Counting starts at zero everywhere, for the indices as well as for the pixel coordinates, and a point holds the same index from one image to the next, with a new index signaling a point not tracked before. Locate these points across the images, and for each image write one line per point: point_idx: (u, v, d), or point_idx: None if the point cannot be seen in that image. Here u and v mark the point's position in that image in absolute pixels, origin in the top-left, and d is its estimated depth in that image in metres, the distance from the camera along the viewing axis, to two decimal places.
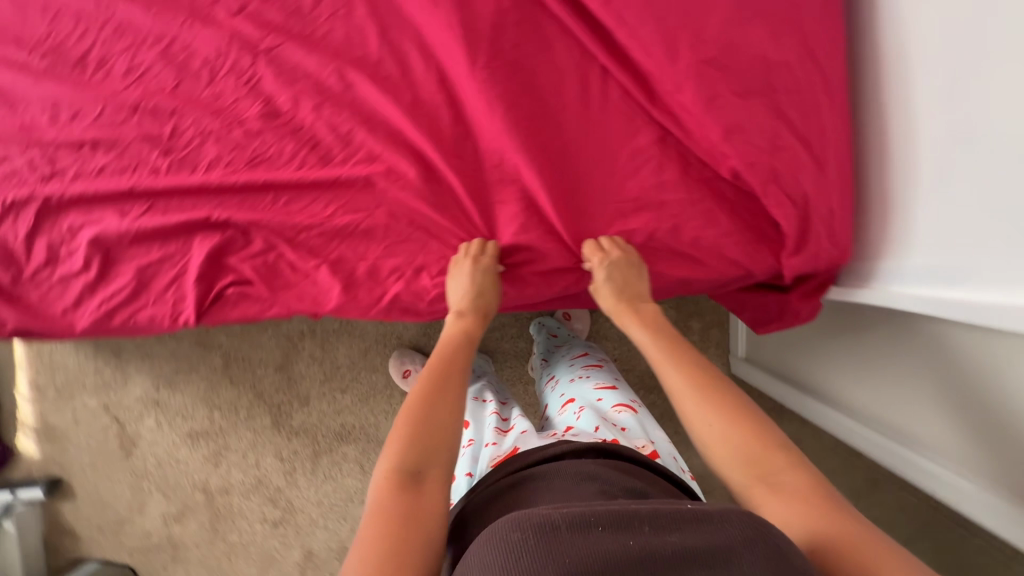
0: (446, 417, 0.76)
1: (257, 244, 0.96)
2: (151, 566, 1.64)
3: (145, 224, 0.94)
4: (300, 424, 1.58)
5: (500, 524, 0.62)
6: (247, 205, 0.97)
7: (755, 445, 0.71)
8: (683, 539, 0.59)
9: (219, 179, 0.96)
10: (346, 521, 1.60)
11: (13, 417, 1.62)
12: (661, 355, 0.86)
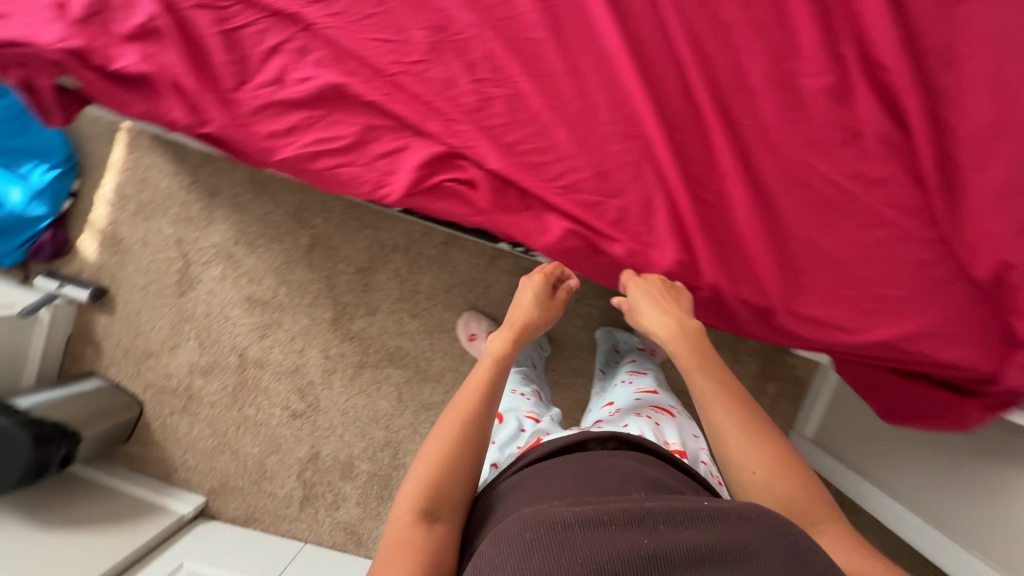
0: (466, 455, 0.75)
1: (417, 121, 0.74)
2: (159, 408, 1.61)
3: (306, 56, 0.77)
4: (357, 331, 1.56)
5: (510, 521, 0.56)
6: (420, 72, 0.75)
7: (798, 493, 0.60)
8: (698, 536, 0.54)
9: (401, 29, 0.75)
10: (363, 439, 1.58)
11: (84, 214, 1.58)
12: (711, 397, 0.66)
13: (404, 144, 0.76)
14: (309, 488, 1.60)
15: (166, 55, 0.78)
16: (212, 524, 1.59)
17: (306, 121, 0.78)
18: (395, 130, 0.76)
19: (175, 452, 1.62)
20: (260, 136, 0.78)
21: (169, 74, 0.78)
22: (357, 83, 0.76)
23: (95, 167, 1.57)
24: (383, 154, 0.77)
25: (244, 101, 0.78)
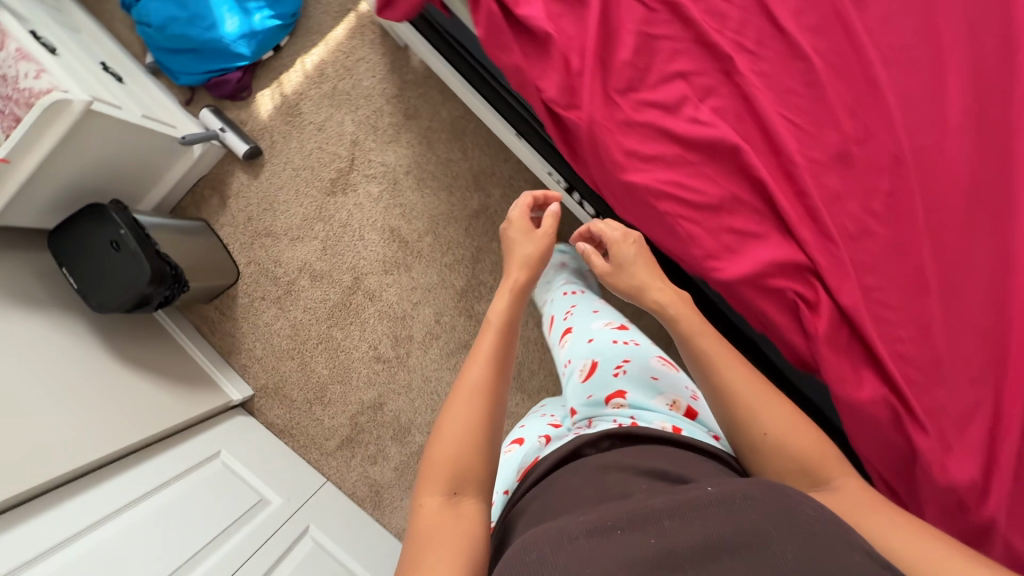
0: (479, 429, 0.67)
1: (787, 219, 0.70)
2: (253, 287, 1.55)
3: (706, 99, 0.72)
4: (478, 313, 1.49)
5: (514, 547, 0.51)
6: (813, 174, 0.71)
7: (804, 442, 0.63)
8: (707, 523, 0.50)
9: (815, 124, 0.71)
10: (431, 415, 1.51)
11: (277, 71, 1.51)
12: (720, 362, 0.70)
13: (763, 233, 0.72)
14: (354, 431, 1.54)
15: (573, 29, 0.73)
16: (250, 422, 1.52)
17: (675, 158, 0.73)
18: (759, 214, 0.72)
19: (247, 335, 1.55)
20: (622, 150, 0.73)
21: (567, 49, 0.73)
22: (750, 152, 0.71)
23: (311, 33, 1.49)
24: (734, 230, 0.72)
25: (623, 109, 0.73)
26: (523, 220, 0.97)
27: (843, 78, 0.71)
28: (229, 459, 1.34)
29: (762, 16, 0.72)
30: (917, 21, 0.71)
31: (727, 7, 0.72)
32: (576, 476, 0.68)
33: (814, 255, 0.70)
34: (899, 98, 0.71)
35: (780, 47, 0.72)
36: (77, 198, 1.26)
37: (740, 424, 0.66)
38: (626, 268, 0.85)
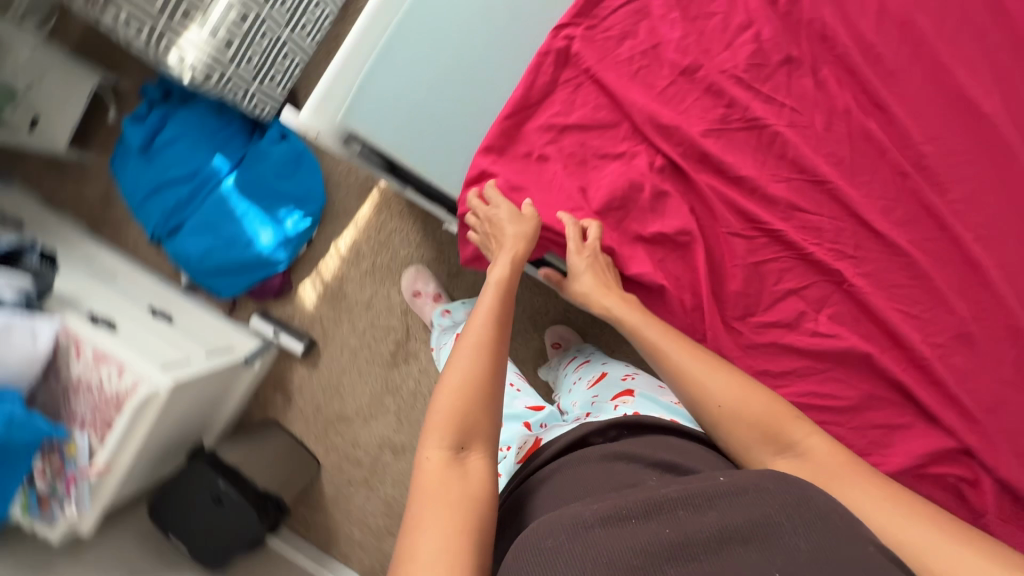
0: (487, 391, 0.60)
1: (929, 407, 0.74)
2: (337, 475, 1.53)
3: (822, 310, 0.75)
4: None
5: (529, 530, 0.51)
6: (941, 359, 0.74)
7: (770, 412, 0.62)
8: (725, 516, 0.51)
9: (930, 311, 0.75)
10: None
11: (313, 261, 1.51)
12: (663, 341, 0.68)
13: (907, 422, 0.75)
14: None
15: (680, 269, 0.76)
16: None
17: (806, 368, 0.76)
18: (899, 405, 0.75)
19: (342, 523, 1.53)
20: (755, 372, 0.76)
21: (680, 290, 0.76)
22: (878, 353, 0.74)
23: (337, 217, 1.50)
24: (879, 425, 0.75)
25: (744, 333, 0.76)
26: (507, 204, 0.73)
27: (941, 264, 0.75)
28: None
29: (854, 220, 0.75)
30: (999, 195, 0.74)
31: (818, 219, 0.75)
32: (577, 462, 0.66)
33: (966, 438, 0.73)
34: (1004, 270, 0.74)
35: (878, 246, 0.75)
36: (162, 455, 1.23)
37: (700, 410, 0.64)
38: (575, 278, 0.73)
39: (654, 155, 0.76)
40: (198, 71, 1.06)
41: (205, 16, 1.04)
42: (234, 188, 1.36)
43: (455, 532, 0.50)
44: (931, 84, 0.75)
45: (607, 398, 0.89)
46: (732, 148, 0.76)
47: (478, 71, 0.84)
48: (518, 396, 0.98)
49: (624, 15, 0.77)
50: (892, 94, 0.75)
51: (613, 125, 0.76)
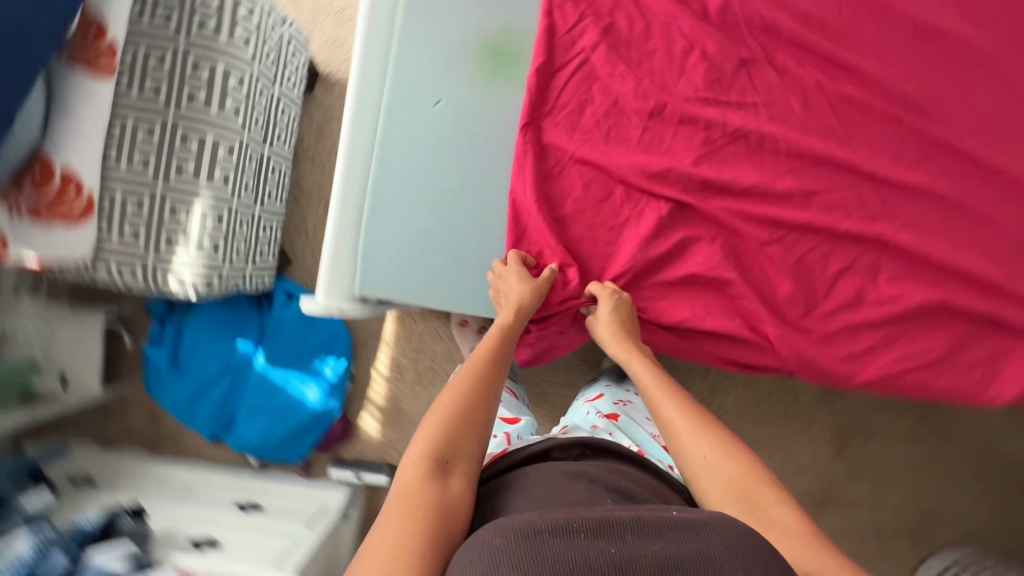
0: (477, 426, 0.69)
1: (1000, 319, 0.76)
2: None
3: (864, 274, 0.79)
4: None
5: (482, 530, 0.52)
6: (992, 271, 0.77)
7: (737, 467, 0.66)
8: (670, 547, 0.50)
9: (960, 233, 0.78)
10: None
11: (363, 393, 1.51)
12: (659, 393, 0.75)
13: (987, 340, 0.77)
14: None
15: (725, 287, 0.79)
16: None
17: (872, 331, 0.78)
18: (975, 327, 0.77)
19: None
20: (843, 357, 0.77)
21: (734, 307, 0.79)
22: (931, 290, 0.77)
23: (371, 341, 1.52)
24: (965, 353, 0.77)
25: (814, 320, 0.78)
26: (519, 264, 0.79)
27: (960, 183, 0.78)
28: None
29: (855, 182, 0.79)
30: (971, 107, 0.78)
31: (833, 188, 0.79)
32: (542, 473, 0.70)
33: None
34: (1009, 169, 0.77)
35: (894, 191, 0.79)
36: None
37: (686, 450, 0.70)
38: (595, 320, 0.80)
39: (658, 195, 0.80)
40: (201, 284, 1.07)
41: (185, 234, 1.04)
42: (269, 363, 1.38)
43: (428, 528, 0.56)
44: (865, 38, 0.80)
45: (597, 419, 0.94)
46: (719, 166, 0.80)
47: (464, 193, 0.84)
48: (501, 400, 1.03)
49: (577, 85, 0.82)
50: (835, 61, 0.80)
51: (605, 195, 0.81)
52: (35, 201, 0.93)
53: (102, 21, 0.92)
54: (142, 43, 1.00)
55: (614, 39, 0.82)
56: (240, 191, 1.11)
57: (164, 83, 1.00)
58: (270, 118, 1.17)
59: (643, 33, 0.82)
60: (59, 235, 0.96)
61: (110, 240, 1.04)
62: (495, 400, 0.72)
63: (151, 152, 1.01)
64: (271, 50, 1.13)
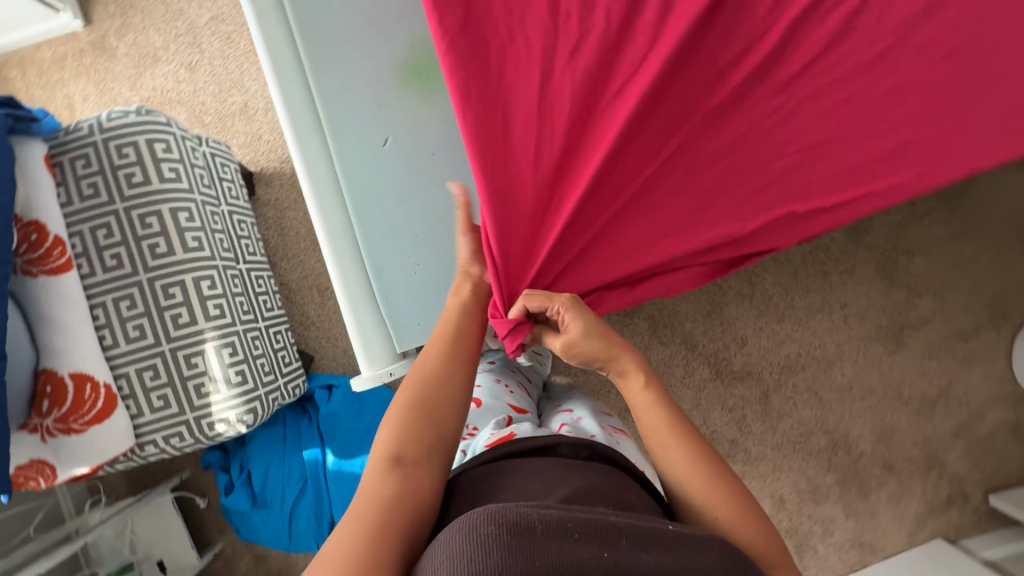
0: (440, 422, 0.69)
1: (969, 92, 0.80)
2: None
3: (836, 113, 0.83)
4: (742, 367, 1.48)
5: (473, 516, 0.50)
6: (943, 57, 0.80)
7: (727, 495, 0.64)
8: (663, 558, 0.49)
9: (900, 34, 0.81)
10: (813, 456, 1.49)
11: None
12: (647, 407, 0.72)
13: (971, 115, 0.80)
14: (795, 535, 1.50)
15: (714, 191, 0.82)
16: None
17: (867, 156, 0.81)
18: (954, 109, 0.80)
19: None
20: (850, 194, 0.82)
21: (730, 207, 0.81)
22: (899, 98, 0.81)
23: None
24: (956, 136, 0.80)
25: (801, 183, 0.81)
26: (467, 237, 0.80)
27: None
28: None
29: (790, 31, 0.81)
30: None
31: (773, 47, 0.81)
32: (534, 470, 0.66)
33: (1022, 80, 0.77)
34: None
35: (828, 24, 0.81)
36: None
37: (676, 468, 0.68)
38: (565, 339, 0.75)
39: (621, 134, 0.79)
40: (248, 416, 1.06)
41: (211, 378, 1.02)
42: (338, 458, 1.32)
43: (380, 527, 0.56)
44: None
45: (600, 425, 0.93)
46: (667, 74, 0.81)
47: (448, 214, 0.84)
48: (509, 393, 1.03)
49: (498, 66, 0.79)
50: None
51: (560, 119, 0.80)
52: (58, 410, 0.93)
53: (38, 223, 0.93)
54: (85, 224, 0.98)
55: None
56: (240, 314, 1.09)
57: (124, 250, 0.99)
58: (234, 235, 1.16)
59: None
60: (94, 432, 0.95)
61: (145, 418, 1.01)
62: (458, 394, 0.72)
63: (143, 318, 0.99)
64: (204, 172, 1.11)
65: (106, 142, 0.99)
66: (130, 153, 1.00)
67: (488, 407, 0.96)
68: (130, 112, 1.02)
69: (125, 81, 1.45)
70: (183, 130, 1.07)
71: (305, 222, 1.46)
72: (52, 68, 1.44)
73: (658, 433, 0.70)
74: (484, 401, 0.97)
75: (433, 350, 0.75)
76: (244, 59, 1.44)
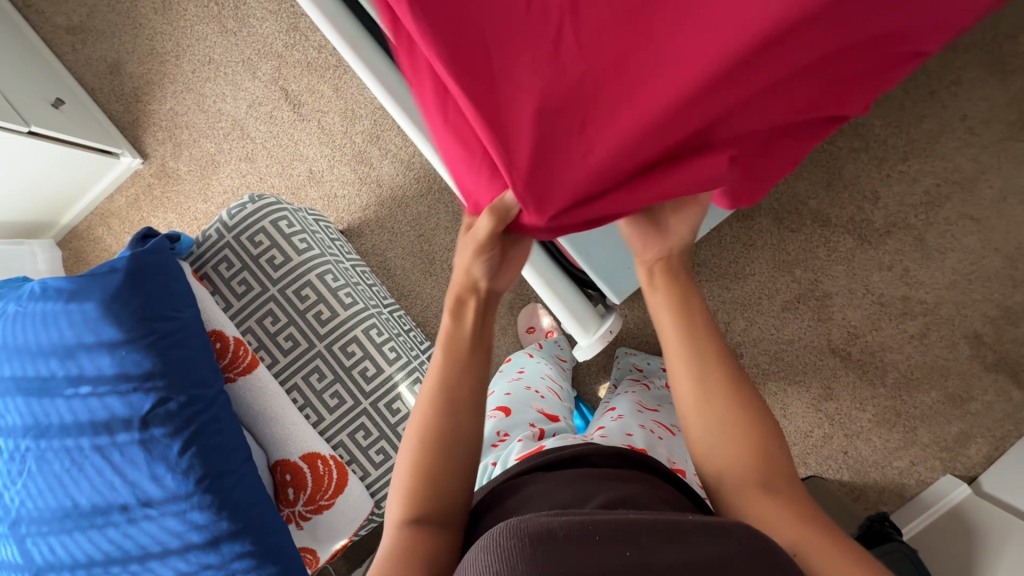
0: (440, 485, 0.61)
1: None
2: (830, 462, 1.45)
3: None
4: (884, 223, 1.41)
5: (494, 534, 0.43)
6: None
7: (752, 433, 0.58)
8: (686, 552, 0.42)
9: None
10: (994, 279, 1.37)
11: None
12: (676, 326, 0.64)
13: None
14: (1008, 366, 1.37)
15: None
16: (995, 472, 1.35)
17: None
18: None
19: (880, 473, 1.43)
20: None
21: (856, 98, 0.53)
22: None
23: (576, 373, 1.49)
24: None
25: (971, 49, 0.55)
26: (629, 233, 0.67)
27: None
28: None
29: None
30: None
31: None
32: (563, 482, 0.59)
33: None
34: None
35: None
36: None
37: (693, 392, 0.61)
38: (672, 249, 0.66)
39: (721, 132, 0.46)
40: None
41: None
42: None
43: None
44: None
45: (649, 423, 0.92)
46: None
47: None
48: (540, 398, 1.04)
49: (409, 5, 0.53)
50: None
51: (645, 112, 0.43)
52: (304, 493, 0.96)
53: (217, 328, 0.96)
54: (250, 319, 1.01)
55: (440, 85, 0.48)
56: (411, 350, 1.09)
57: (294, 328, 1.01)
58: (369, 284, 1.15)
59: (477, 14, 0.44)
60: (340, 501, 0.96)
61: (373, 476, 1.01)
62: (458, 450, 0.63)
63: (336, 384, 1.01)
64: (323, 235, 1.11)
65: (238, 237, 1.02)
66: (262, 238, 1.02)
67: (518, 409, 0.98)
68: (246, 203, 1.04)
69: (197, 196, 1.50)
70: (292, 203, 1.08)
71: (407, 256, 1.46)
72: (132, 211, 1.51)
73: (678, 347, 0.63)
74: (512, 408, 0.99)
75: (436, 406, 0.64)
76: (293, 129, 1.47)
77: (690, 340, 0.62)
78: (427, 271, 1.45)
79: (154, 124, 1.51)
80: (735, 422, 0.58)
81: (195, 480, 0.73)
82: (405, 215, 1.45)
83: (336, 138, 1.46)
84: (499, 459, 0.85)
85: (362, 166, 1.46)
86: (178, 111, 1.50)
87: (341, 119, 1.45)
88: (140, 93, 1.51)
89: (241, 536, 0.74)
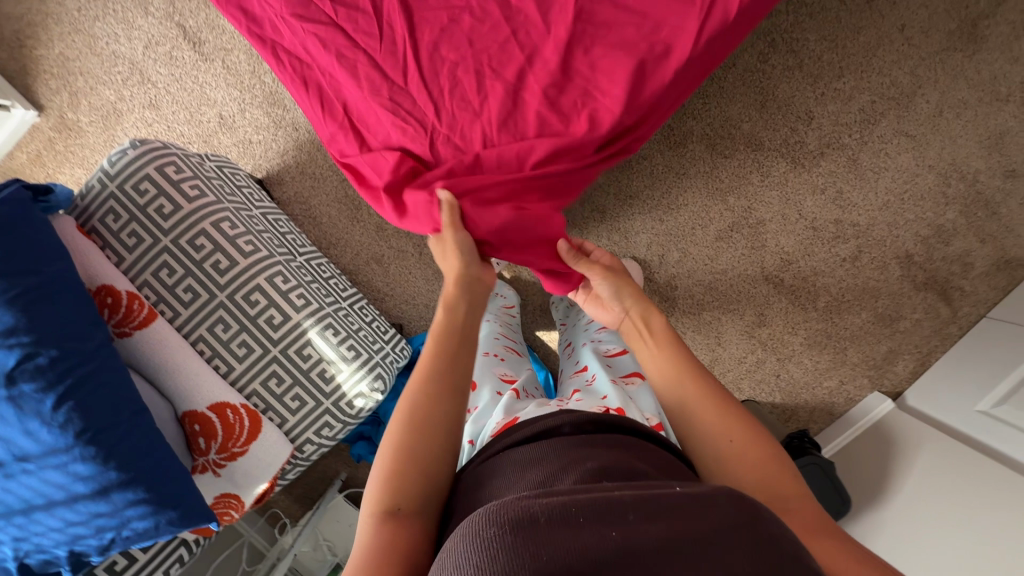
0: (428, 455, 0.61)
1: None
2: (763, 386, 1.48)
3: (584, 116, 0.73)
4: (819, 144, 1.37)
5: (475, 522, 0.40)
6: None
7: (765, 460, 0.58)
8: (673, 525, 0.39)
9: None
10: (926, 198, 1.36)
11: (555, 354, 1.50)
12: (660, 370, 0.70)
13: None
14: (938, 283, 1.38)
15: (550, 4, 0.71)
16: (921, 386, 1.38)
17: None
18: None
19: (810, 394, 1.46)
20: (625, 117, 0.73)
21: (605, 100, 0.72)
22: None
23: None
24: None
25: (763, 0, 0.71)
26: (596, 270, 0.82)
27: None
28: (998, 396, 1.22)
29: None
30: None
31: None
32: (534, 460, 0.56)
33: None
34: None
35: None
36: None
37: (701, 432, 0.63)
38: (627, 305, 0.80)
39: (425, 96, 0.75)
40: (378, 383, 1.05)
41: (329, 361, 1.02)
42: None
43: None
44: None
45: (620, 378, 0.88)
46: None
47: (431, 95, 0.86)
48: (501, 362, 1.01)
49: (288, 64, 0.82)
50: None
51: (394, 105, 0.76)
52: (216, 442, 0.95)
53: (107, 284, 0.92)
54: (146, 272, 0.97)
55: (297, 40, 0.79)
56: (323, 297, 1.07)
57: (192, 280, 0.98)
58: (278, 233, 1.12)
59: (313, 48, 0.78)
60: (254, 448, 0.97)
61: (291, 422, 1.02)
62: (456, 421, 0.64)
63: (243, 334, 0.99)
64: (221, 182, 1.06)
65: (121, 186, 0.96)
66: (147, 186, 0.96)
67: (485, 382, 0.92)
68: (127, 149, 0.97)
69: (103, 148, 1.41)
70: (182, 148, 1.02)
71: (332, 203, 1.39)
72: (35, 168, 1.43)
73: (666, 394, 0.69)
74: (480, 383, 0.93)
75: (420, 383, 0.66)
76: (196, 71, 1.37)
77: (668, 382, 0.69)
78: (355, 217, 1.39)
79: (44, 72, 1.39)
80: (743, 446, 0.60)
81: (74, 432, 0.72)
82: (326, 158, 1.38)
83: (243, 79, 1.36)
84: (477, 438, 0.77)
85: (276, 109, 1.37)
86: (68, 55, 1.38)
87: (246, 57, 1.36)
88: (22, 37, 1.39)
89: (133, 484, 0.74)
